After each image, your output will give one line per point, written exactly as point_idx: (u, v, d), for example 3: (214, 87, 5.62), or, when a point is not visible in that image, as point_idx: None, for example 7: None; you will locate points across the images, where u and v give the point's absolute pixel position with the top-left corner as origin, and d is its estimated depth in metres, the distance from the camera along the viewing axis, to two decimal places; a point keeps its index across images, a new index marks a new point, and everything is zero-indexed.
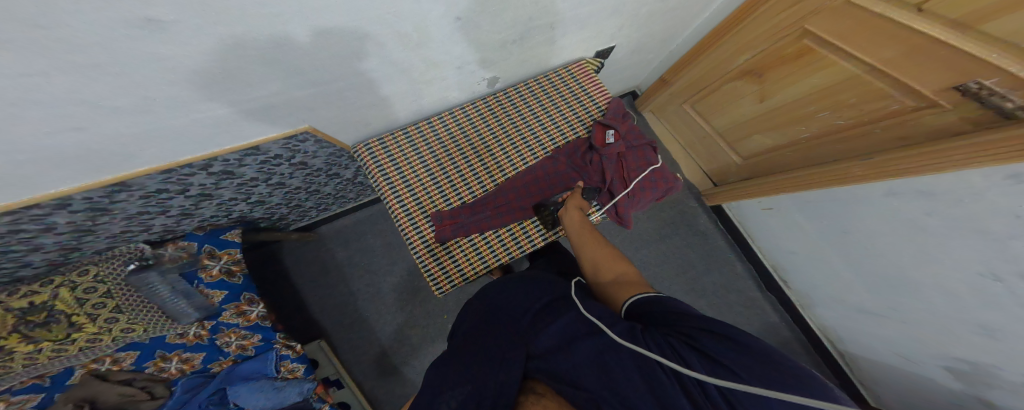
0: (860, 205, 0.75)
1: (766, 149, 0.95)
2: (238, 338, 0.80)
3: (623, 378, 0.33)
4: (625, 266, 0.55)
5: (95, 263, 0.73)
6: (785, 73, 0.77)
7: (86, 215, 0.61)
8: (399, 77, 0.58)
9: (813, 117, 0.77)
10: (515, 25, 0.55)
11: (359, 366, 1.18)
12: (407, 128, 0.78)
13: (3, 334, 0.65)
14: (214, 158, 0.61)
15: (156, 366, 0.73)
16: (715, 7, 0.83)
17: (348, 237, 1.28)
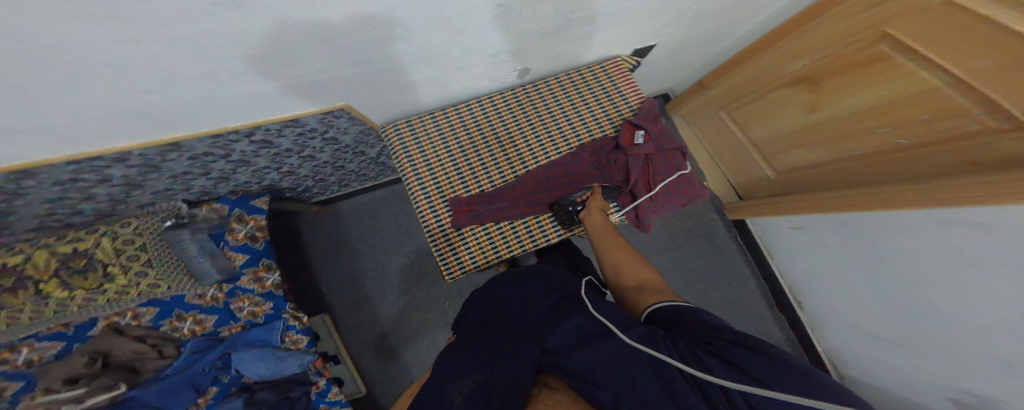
0: (902, 231, 0.72)
1: (806, 165, 0.90)
2: (250, 304, 0.83)
3: (642, 380, 0.33)
4: (647, 273, 0.58)
5: (137, 217, 0.79)
6: (845, 83, 0.71)
7: (139, 170, 0.64)
8: (434, 61, 0.58)
9: (870, 133, 0.71)
10: (558, 16, 0.54)
11: (358, 345, 1.20)
12: (437, 112, 0.78)
13: (42, 277, 0.69)
14: (258, 127, 0.62)
15: (171, 325, 0.75)
16: (760, 13, 0.81)
17: (364, 217, 1.30)
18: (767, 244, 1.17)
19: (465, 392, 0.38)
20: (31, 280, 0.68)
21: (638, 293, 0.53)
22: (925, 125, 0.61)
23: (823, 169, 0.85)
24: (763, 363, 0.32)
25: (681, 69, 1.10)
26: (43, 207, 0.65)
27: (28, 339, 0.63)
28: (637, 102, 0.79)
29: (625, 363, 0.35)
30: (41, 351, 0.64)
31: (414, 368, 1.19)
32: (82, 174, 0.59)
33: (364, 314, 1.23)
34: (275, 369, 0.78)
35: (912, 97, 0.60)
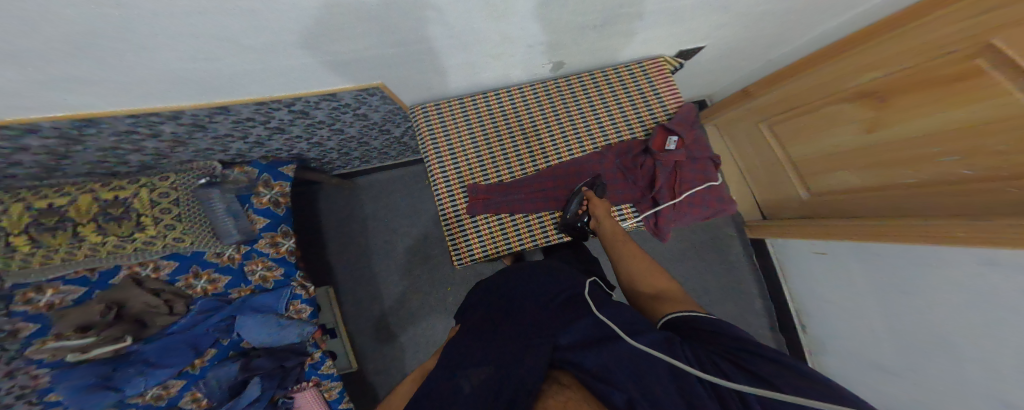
0: (921, 267, 0.70)
1: (847, 190, 0.82)
2: (263, 268, 0.87)
3: (658, 382, 0.29)
4: (668, 284, 0.55)
5: (176, 173, 0.81)
6: (914, 101, 0.61)
7: (187, 129, 0.66)
8: (471, 47, 0.56)
9: (928, 161, 0.61)
10: (605, 10, 0.52)
11: (356, 322, 1.23)
12: (469, 98, 0.78)
13: (82, 221, 0.71)
14: (300, 99, 0.63)
15: (185, 282, 0.78)
16: (813, 27, 0.77)
17: (379, 196, 1.32)
18: (784, 268, 1.15)
19: (474, 382, 0.34)
20: (70, 222, 0.70)
21: (655, 302, 0.52)
22: (937, 168, 0.60)
23: (847, 196, 0.82)
24: (790, 379, 0.30)
25: (717, 78, 1.07)
26: (96, 154, 0.67)
27: (53, 282, 0.66)
28: (674, 106, 0.78)
29: (642, 369, 0.31)
30: (63, 295, 0.67)
31: (407, 352, 1.21)
32: (138, 127, 0.60)
33: (367, 290, 1.25)
34: (276, 336, 0.83)
35: (932, 134, 0.59)
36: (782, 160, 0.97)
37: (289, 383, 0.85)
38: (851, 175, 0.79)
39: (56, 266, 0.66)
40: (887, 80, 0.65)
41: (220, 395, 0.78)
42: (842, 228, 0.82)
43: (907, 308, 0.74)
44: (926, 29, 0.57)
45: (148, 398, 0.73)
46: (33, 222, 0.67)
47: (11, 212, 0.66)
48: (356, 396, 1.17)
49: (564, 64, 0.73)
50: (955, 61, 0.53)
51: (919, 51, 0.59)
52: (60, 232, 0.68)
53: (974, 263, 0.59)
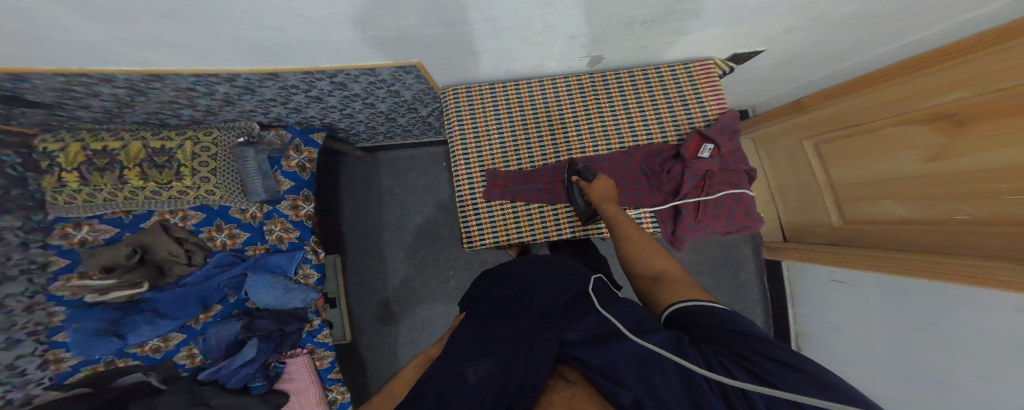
0: (941, 309, 0.68)
1: (889, 222, 0.79)
2: (281, 229, 0.91)
3: (665, 383, 0.27)
4: (669, 264, 0.52)
5: (219, 129, 0.85)
6: (981, 134, 0.56)
7: (239, 91, 0.68)
8: (513, 32, 0.55)
9: (984, 197, 0.58)
10: (656, 6, 0.50)
11: (356, 294, 1.27)
12: (505, 84, 0.77)
13: (130, 165, 0.77)
14: (341, 71, 0.63)
15: (208, 234, 0.85)
16: (871, 45, 0.72)
17: (398, 173, 1.33)
18: (796, 294, 1.13)
19: (479, 373, 0.34)
20: (119, 165, 0.77)
21: (654, 284, 0.49)
22: (994, 206, 0.56)
23: (885, 226, 0.79)
24: (801, 379, 0.26)
25: (757, 91, 1.03)
26: (154, 105, 0.71)
27: (91, 220, 0.78)
28: (717, 113, 0.75)
29: (649, 368, 0.29)
30: (95, 234, 0.78)
31: (406, 328, 1.25)
32: (197, 84, 0.63)
33: (373, 265, 1.29)
34: (280, 300, 0.87)
35: (987, 172, 0.56)
36: (822, 184, 0.94)
37: (284, 348, 0.88)
38: (898, 205, 0.75)
39: (93, 206, 0.76)
40: (947, 108, 0.61)
41: (217, 353, 0.83)
42: (870, 258, 0.80)
43: (915, 347, 0.73)
44: (963, 67, 0.57)
45: (146, 350, 0.80)
46: (87, 161, 0.75)
47: (68, 151, 0.74)
48: (348, 365, 1.24)
49: (603, 58, 0.71)
50: (1011, 96, 0.50)
51: (973, 84, 0.56)
52: (110, 173, 0.76)
53: (990, 309, 0.58)
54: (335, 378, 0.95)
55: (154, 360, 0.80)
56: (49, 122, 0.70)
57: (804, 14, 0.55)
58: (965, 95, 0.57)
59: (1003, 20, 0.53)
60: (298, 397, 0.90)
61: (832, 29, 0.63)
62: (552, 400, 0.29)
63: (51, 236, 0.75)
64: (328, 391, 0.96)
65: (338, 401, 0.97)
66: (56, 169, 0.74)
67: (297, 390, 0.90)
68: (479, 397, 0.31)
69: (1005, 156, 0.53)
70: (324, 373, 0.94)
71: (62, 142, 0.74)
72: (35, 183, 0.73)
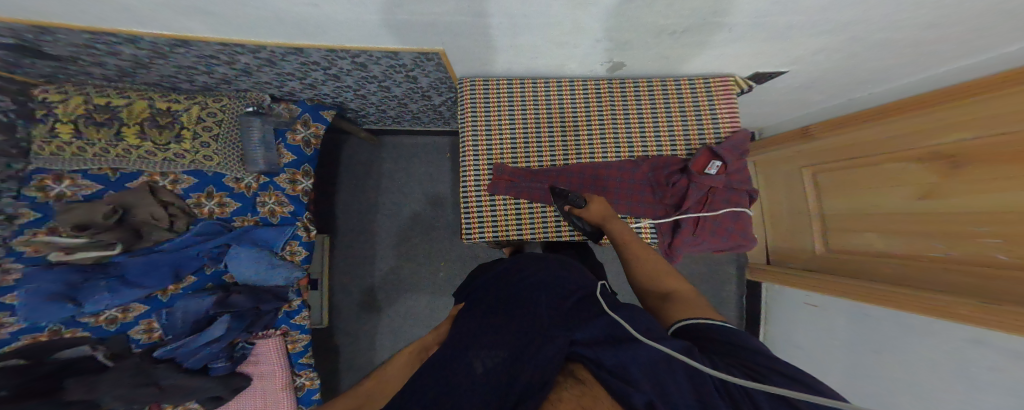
0: (898, 337, 0.73)
1: (868, 252, 0.82)
2: (274, 202, 0.90)
3: (675, 386, 0.29)
4: (679, 283, 0.55)
5: (228, 96, 0.84)
6: (970, 178, 0.59)
7: (261, 63, 0.69)
8: (540, 29, 0.54)
9: (956, 238, 0.62)
10: (688, 17, 0.49)
11: (341, 277, 1.26)
12: (524, 80, 0.77)
13: (128, 122, 0.76)
14: (363, 51, 0.63)
15: (196, 200, 0.84)
16: (882, 79, 0.74)
17: (400, 157, 1.31)
18: (770, 314, 1.19)
19: (488, 364, 0.36)
20: (119, 121, 0.76)
21: (665, 303, 0.51)
22: (970, 247, 0.60)
23: (865, 257, 0.83)
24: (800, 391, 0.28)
25: (765, 113, 1.05)
26: (172, 68, 0.72)
27: (75, 174, 0.75)
28: (729, 131, 0.76)
29: (661, 374, 0.30)
30: (75, 189, 0.75)
31: (391, 315, 1.25)
32: (219, 54, 0.65)
33: (362, 247, 1.28)
34: (265, 274, 0.86)
35: (971, 214, 0.59)
36: (813, 212, 0.97)
37: (256, 328, 0.86)
38: (880, 239, 0.79)
39: (80, 160, 0.73)
40: (946, 148, 0.63)
41: (182, 328, 0.81)
42: (841, 285, 0.84)
43: (872, 370, 0.78)
44: (967, 109, 0.59)
45: (101, 320, 0.77)
46: (85, 115, 0.74)
47: (69, 102, 0.73)
48: (322, 349, 1.24)
49: (626, 65, 0.71)
50: (1008, 142, 0.52)
51: (974, 126, 0.58)
52: (106, 128, 0.74)
53: (946, 339, 0.62)
54: (306, 363, 0.97)
55: (106, 333, 0.77)
56: (43, 66, 0.67)
57: (831, 39, 0.55)
58: (967, 136, 0.59)
59: (1005, 68, 0.56)
60: (262, 380, 0.90)
61: (850, 59, 0.64)
62: (561, 396, 0.29)
63: (26, 188, 0.71)
64: (297, 376, 0.97)
65: (305, 387, 0.98)
66: (50, 119, 0.71)
67: (262, 374, 0.91)
68: (490, 388, 0.33)
69: (986, 199, 0.56)
70: (296, 358, 0.95)
71: (64, 94, 0.73)
72: (24, 132, 0.70)
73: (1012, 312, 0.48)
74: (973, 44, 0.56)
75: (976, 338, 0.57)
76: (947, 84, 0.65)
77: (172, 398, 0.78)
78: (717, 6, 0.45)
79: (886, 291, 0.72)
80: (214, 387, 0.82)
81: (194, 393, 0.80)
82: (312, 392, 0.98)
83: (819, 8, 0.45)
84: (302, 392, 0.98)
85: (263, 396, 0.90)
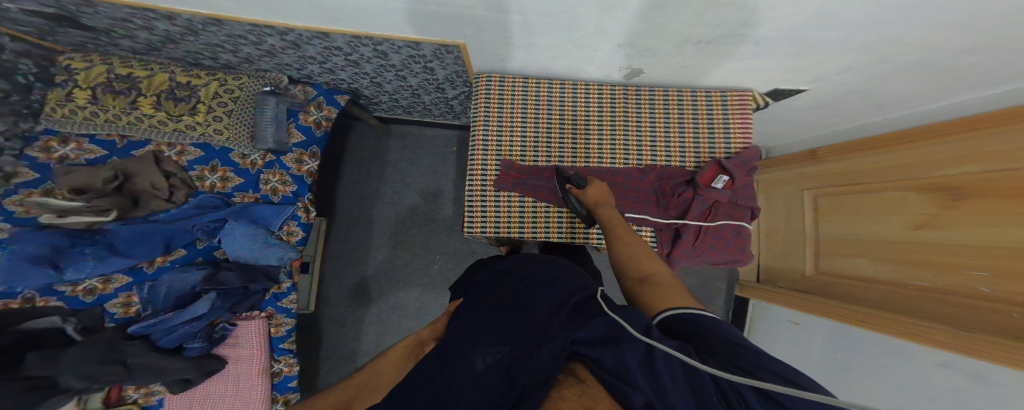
0: (873, 360, 0.74)
1: (855, 276, 0.84)
2: (277, 181, 0.89)
3: (672, 384, 0.29)
4: (657, 268, 0.54)
5: (247, 76, 0.85)
6: (966, 211, 0.60)
7: (285, 44, 0.69)
8: (564, 29, 0.54)
9: (944, 267, 0.63)
10: (716, 27, 0.49)
11: (333, 262, 1.27)
12: (542, 80, 0.77)
13: (145, 93, 0.77)
14: (385, 39, 0.63)
15: (201, 173, 0.84)
16: (893, 107, 0.75)
17: (407, 147, 1.31)
18: (753, 330, 1.21)
19: (488, 361, 0.36)
20: (137, 91, 0.76)
21: (643, 287, 0.51)
22: (955, 277, 0.61)
23: (852, 281, 0.84)
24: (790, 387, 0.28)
25: (775, 131, 1.06)
26: (199, 46, 0.73)
27: (81, 138, 0.76)
28: (740, 147, 0.77)
29: (658, 370, 0.31)
30: (79, 153, 0.76)
31: (381, 303, 1.26)
32: (249, 34, 0.66)
33: (359, 234, 1.28)
34: (256, 253, 0.86)
35: (959, 246, 0.60)
36: (808, 234, 0.99)
37: (240, 308, 0.86)
38: (869, 264, 0.80)
39: (91, 124, 0.74)
40: (948, 180, 0.64)
41: (165, 302, 0.81)
42: (828, 307, 0.86)
43: (846, 390, 0.79)
44: (976, 141, 0.59)
45: (78, 291, 0.77)
46: (105, 83, 0.75)
47: (91, 71, 0.74)
48: (306, 334, 1.24)
49: (643, 72, 0.71)
50: (1011, 178, 0.53)
51: (979, 160, 0.59)
52: (123, 97, 0.75)
53: (919, 362, 0.64)
54: (286, 349, 0.96)
55: (82, 304, 0.77)
56: (66, 30, 0.68)
57: (858, 58, 0.55)
58: (971, 169, 0.60)
59: (1009, 105, 0.57)
60: (238, 363, 0.90)
61: (863, 83, 0.64)
62: (562, 395, 0.30)
63: (30, 148, 0.72)
64: (275, 362, 0.96)
65: (283, 373, 0.97)
66: (70, 84, 0.73)
67: (239, 356, 0.90)
68: (493, 383, 0.33)
69: (976, 233, 0.58)
70: (277, 342, 0.95)
71: (88, 62, 0.75)
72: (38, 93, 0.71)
73: (992, 343, 0.50)
74: (986, 78, 0.57)
75: (944, 361, 0.59)
76: (954, 117, 0.66)
77: (138, 378, 0.77)
78: (746, 17, 0.45)
79: (871, 313, 0.74)
80: (186, 369, 0.81)
81: (163, 374, 0.79)
82: (288, 379, 0.98)
83: (847, 26, 0.46)
84: (278, 378, 0.97)
85: (240, 379, 0.90)
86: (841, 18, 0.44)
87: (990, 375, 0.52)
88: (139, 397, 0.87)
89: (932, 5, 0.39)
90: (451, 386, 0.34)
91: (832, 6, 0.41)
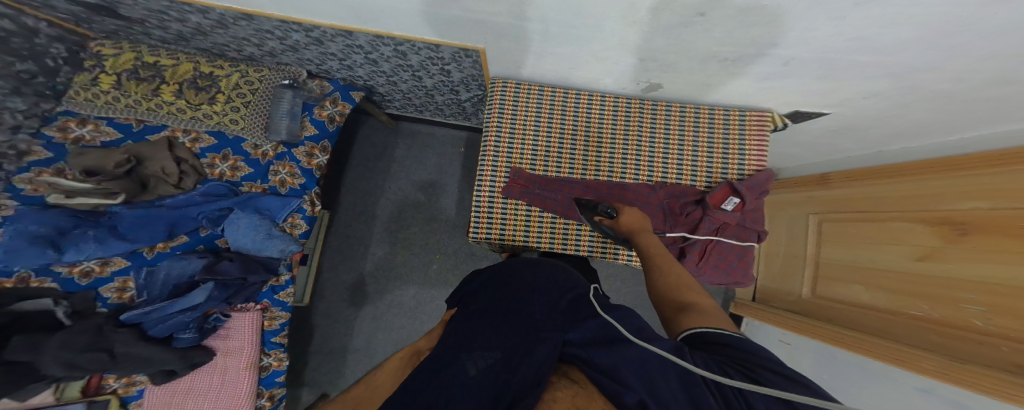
0: (862, 388, 0.73)
1: (849, 301, 0.83)
2: (286, 173, 0.90)
3: (666, 384, 0.29)
4: (698, 299, 0.49)
5: (267, 69, 0.88)
6: (966, 250, 0.58)
7: (309, 40, 0.71)
8: (587, 41, 0.55)
9: (938, 298, 0.62)
10: (745, 46, 0.49)
11: (332, 256, 1.27)
12: (559, 90, 0.77)
13: (170, 81, 0.81)
14: (408, 41, 0.64)
15: (212, 161, 0.85)
16: (904, 138, 0.74)
17: (414, 146, 1.32)
18: None
19: (480, 366, 0.36)
20: (160, 80, 0.81)
21: (679, 316, 0.46)
22: (952, 308, 0.59)
23: (844, 306, 0.84)
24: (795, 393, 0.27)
25: (786, 153, 1.05)
26: (227, 38, 0.77)
27: (99, 121, 0.79)
28: (753, 169, 0.76)
29: (651, 371, 0.30)
30: (96, 134, 0.78)
31: (376, 300, 1.26)
32: (276, 29, 0.68)
33: (359, 230, 1.28)
34: (257, 244, 0.85)
35: (956, 279, 0.59)
36: (808, 257, 0.97)
37: (236, 300, 0.86)
38: (865, 292, 0.78)
39: (111, 108, 0.77)
40: (959, 214, 0.60)
41: (160, 291, 0.80)
42: (820, 330, 0.85)
43: None
44: (978, 179, 0.58)
45: (74, 272, 0.76)
46: (132, 70, 0.80)
47: (119, 58, 0.79)
48: (298, 326, 1.24)
49: (661, 87, 0.71)
50: (1015, 216, 0.51)
51: (980, 196, 0.58)
52: (146, 84, 0.79)
53: (907, 390, 0.63)
54: (277, 343, 0.95)
55: (75, 286, 0.77)
56: (101, 18, 0.73)
57: (880, 86, 0.55)
58: (939, 208, 0.64)
59: (1003, 145, 0.57)
60: (227, 356, 0.89)
61: (874, 111, 0.64)
62: (556, 396, 0.29)
63: (47, 127, 0.75)
64: (264, 355, 0.95)
65: (271, 368, 0.96)
66: (97, 70, 0.78)
67: (229, 349, 0.89)
68: (485, 385, 0.33)
69: (973, 267, 0.56)
70: (269, 336, 0.94)
71: (116, 50, 0.80)
72: (64, 77, 0.76)
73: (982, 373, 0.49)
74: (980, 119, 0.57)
75: (923, 387, 0.60)
76: (959, 152, 0.65)
77: (122, 368, 0.76)
78: (772, 38, 0.45)
79: (864, 338, 0.73)
80: (172, 361, 0.80)
81: (149, 365, 0.78)
82: (275, 374, 0.96)
83: (871, 54, 0.46)
84: (266, 373, 0.96)
85: (225, 373, 0.88)
86: (868, 45, 0.43)
87: (975, 405, 0.51)
88: (119, 387, 0.85)
89: (944, 42, 0.39)
90: (448, 392, 0.33)
91: (861, 33, 0.41)
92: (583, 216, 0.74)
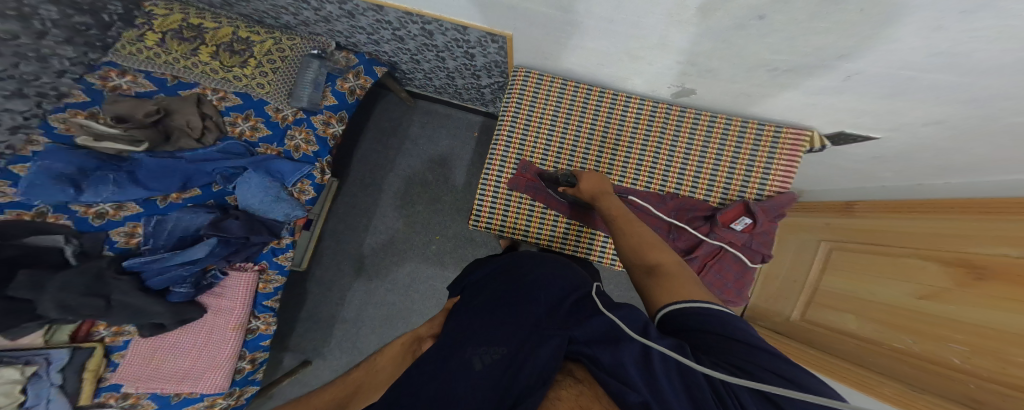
0: None
1: (835, 330, 0.83)
2: (301, 139, 0.92)
3: (670, 384, 0.29)
4: (663, 256, 0.51)
5: (299, 38, 0.92)
6: (954, 296, 0.57)
7: (342, 11, 0.72)
8: (622, 37, 0.54)
9: (916, 335, 0.62)
10: (806, 55, 0.47)
11: (334, 224, 1.30)
12: (583, 87, 0.75)
13: (207, 43, 0.85)
14: (436, 20, 0.65)
15: (233, 120, 0.87)
16: (926, 179, 0.71)
17: (429, 125, 1.32)
18: None
19: (486, 361, 0.37)
20: (200, 41, 0.86)
21: (650, 279, 0.47)
22: (938, 347, 0.58)
23: (832, 334, 0.83)
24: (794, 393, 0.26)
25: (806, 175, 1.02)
26: (266, 5, 0.83)
27: (138, 73, 0.83)
28: (774, 191, 0.74)
29: (654, 370, 0.31)
30: (133, 85, 0.82)
31: (375, 273, 1.29)
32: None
33: (364, 202, 1.30)
34: (265, 206, 0.87)
35: (952, 320, 0.56)
36: (807, 284, 0.96)
37: (236, 258, 0.88)
38: (854, 321, 0.78)
39: (149, 62, 0.82)
40: (975, 256, 0.56)
41: (167, 239, 0.84)
42: (808, 357, 0.84)
43: None
44: (984, 223, 0.56)
45: (89, 213, 0.79)
46: (176, 30, 0.85)
47: (168, 17, 0.86)
48: (296, 289, 1.28)
49: (693, 92, 0.70)
50: (1010, 262, 0.50)
51: (977, 238, 0.57)
52: (187, 44, 0.85)
53: None
54: (268, 306, 0.98)
55: (88, 226, 0.79)
56: None
57: (917, 118, 0.53)
58: (966, 250, 0.58)
59: (1004, 194, 0.56)
60: (218, 314, 0.92)
61: (911, 146, 0.61)
62: (560, 395, 0.30)
63: (91, 75, 0.80)
64: (253, 318, 0.98)
65: (258, 331, 0.99)
66: (145, 27, 0.85)
67: (220, 308, 0.92)
68: (489, 382, 0.34)
69: (952, 304, 0.57)
70: (261, 299, 0.97)
71: (167, 11, 0.87)
72: (116, 32, 0.82)
73: None
74: (990, 168, 0.56)
75: None
76: (970, 194, 0.63)
77: (115, 315, 0.78)
78: (839, 48, 0.43)
79: (846, 368, 0.73)
80: (162, 314, 0.81)
81: (139, 316, 0.80)
82: (261, 338, 1.00)
83: (922, 84, 0.44)
84: (251, 336, 0.99)
85: (214, 331, 0.91)
86: (929, 74, 0.41)
87: None
88: (107, 335, 0.88)
89: (986, 81, 0.38)
90: (450, 389, 0.35)
91: (931, 59, 0.39)
92: (551, 192, 0.74)
